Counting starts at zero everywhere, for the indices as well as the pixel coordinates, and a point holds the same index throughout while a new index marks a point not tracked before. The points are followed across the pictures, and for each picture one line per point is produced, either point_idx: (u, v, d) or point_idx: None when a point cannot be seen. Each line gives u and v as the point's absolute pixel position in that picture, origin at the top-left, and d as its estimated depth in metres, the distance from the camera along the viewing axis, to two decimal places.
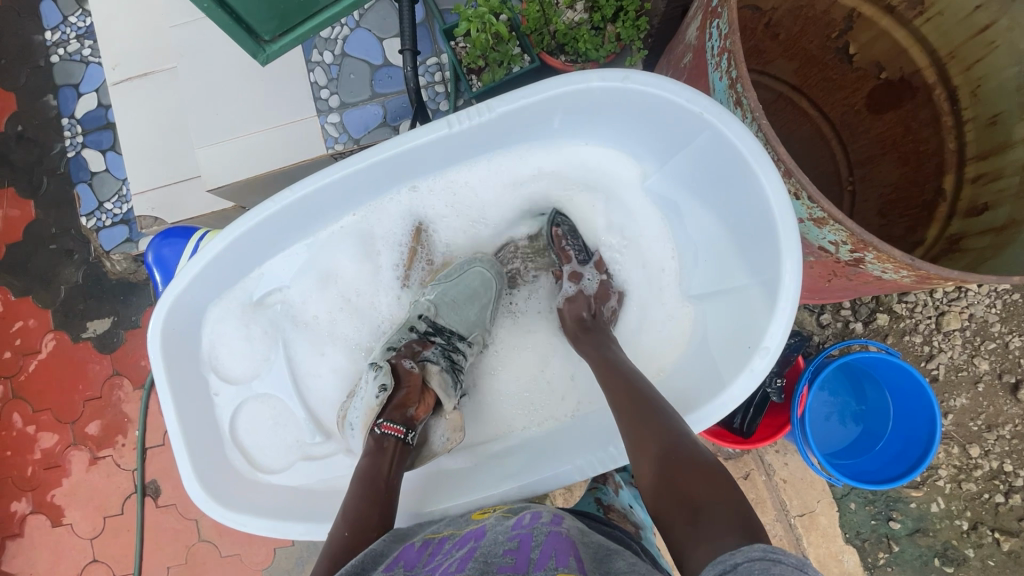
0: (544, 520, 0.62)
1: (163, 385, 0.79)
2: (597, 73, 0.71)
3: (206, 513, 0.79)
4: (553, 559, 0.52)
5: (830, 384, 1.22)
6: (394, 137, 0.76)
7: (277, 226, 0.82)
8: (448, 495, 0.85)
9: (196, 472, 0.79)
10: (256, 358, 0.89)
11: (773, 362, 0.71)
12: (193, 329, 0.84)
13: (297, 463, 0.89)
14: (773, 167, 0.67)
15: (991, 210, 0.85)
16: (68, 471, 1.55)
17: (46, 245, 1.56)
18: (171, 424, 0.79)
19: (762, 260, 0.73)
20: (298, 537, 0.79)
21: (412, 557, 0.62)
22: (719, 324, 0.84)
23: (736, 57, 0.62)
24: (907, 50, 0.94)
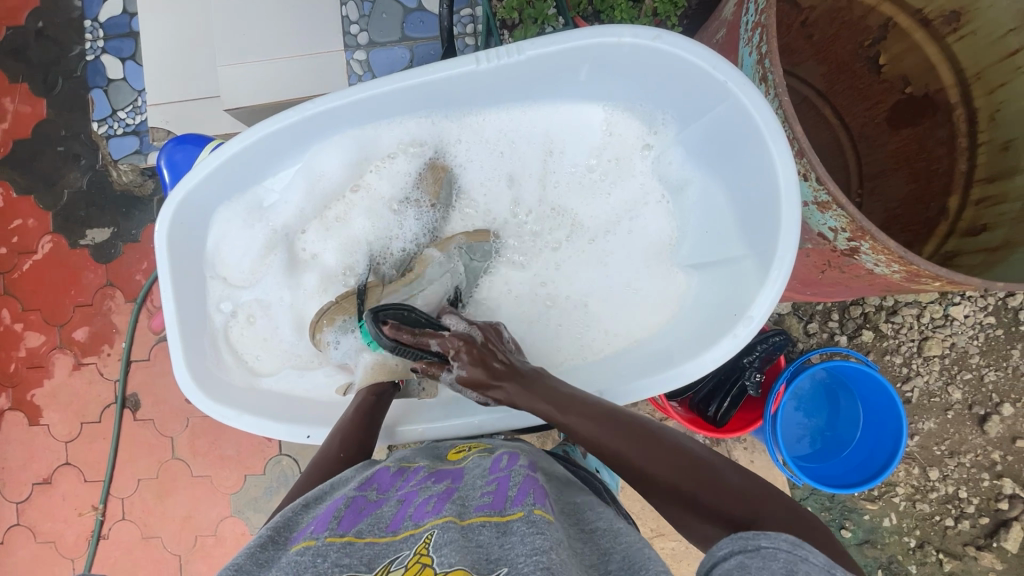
0: (520, 463, 0.64)
1: (165, 275, 0.80)
2: (631, 29, 0.70)
3: (188, 397, 0.82)
4: (531, 497, 0.54)
5: (807, 406, 1.25)
6: (423, 66, 0.74)
7: (289, 140, 0.80)
8: (421, 420, 0.86)
9: (188, 364, 0.81)
10: (255, 265, 0.89)
11: (754, 332, 0.72)
12: (198, 227, 0.84)
13: (287, 371, 0.93)
14: (786, 142, 0.66)
15: (989, 230, 0.87)
16: (51, 373, 1.57)
17: (53, 146, 1.55)
18: (169, 311, 0.81)
19: (761, 234, 0.73)
20: (278, 436, 0.83)
21: (385, 482, 0.65)
22: (709, 294, 0.83)
23: (769, 32, 0.62)
24: (935, 67, 0.95)
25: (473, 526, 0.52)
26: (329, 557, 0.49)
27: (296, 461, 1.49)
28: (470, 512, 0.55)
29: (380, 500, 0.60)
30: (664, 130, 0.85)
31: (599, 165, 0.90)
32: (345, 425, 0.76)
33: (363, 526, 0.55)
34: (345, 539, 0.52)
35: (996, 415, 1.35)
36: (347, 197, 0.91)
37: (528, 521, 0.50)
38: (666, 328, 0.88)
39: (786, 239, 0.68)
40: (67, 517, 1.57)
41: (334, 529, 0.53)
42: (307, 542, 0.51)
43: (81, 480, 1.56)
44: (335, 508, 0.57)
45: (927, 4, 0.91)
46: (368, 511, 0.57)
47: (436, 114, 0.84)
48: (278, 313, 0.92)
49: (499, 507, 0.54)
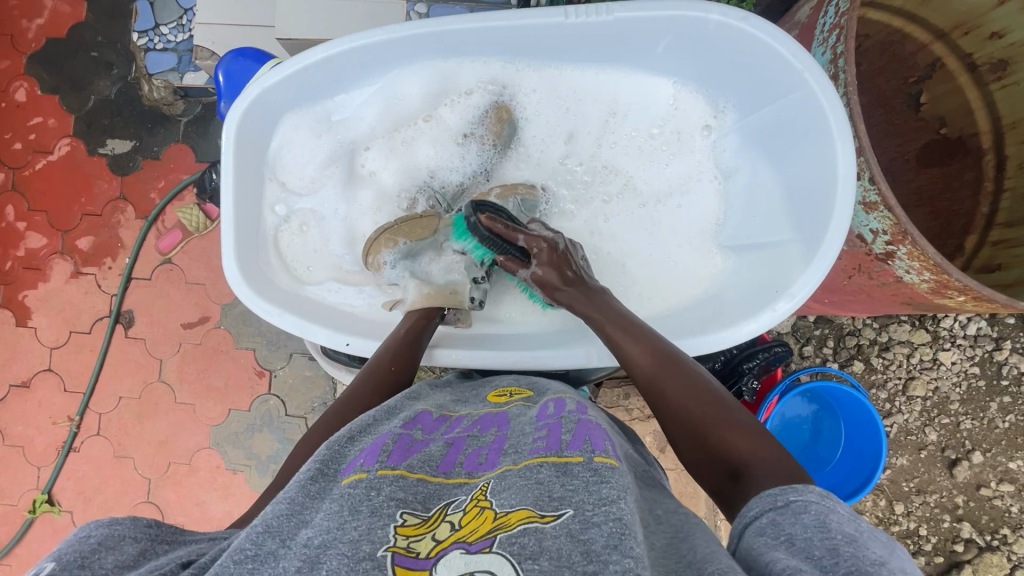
0: (569, 410, 0.64)
1: (228, 167, 0.82)
2: (719, 7, 0.72)
3: (233, 289, 0.82)
4: (590, 444, 0.55)
5: (777, 439, 1.26)
6: (513, 10, 0.76)
7: (368, 57, 0.81)
8: (454, 346, 0.86)
9: (237, 257, 0.82)
10: (314, 174, 0.91)
11: (795, 309, 0.73)
12: (267, 129, 0.85)
13: (329, 283, 0.92)
14: (850, 131, 0.69)
15: (1004, 269, 0.93)
16: (47, 277, 1.54)
17: (87, 50, 1.52)
18: (227, 203, 0.82)
19: (809, 218, 0.75)
20: (318, 339, 0.82)
21: (430, 423, 0.65)
22: (749, 275, 0.84)
23: (847, 32, 0.67)
24: (973, 112, 0.99)
25: (532, 466, 0.53)
26: (382, 490, 0.51)
27: (284, 403, 1.49)
28: (525, 455, 0.56)
29: (427, 439, 0.61)
30: (731, 112, 0.87)
31: (663, 141, 0.92)
32: (393, 344, 0.77)
33: (414, 461, 0.56)
34: (397, 473, 0.53)
35: (966, 461, 1.40)
36: (416, 124, 0.92)
37: (591, 468, 0.52)
38: (701, 302, 0.87)
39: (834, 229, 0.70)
40: (40, 424, 1.54)
41: (385, 463, 0.55)
42: (360, 475, 0.53)
43: (60, 389, 1.54)
44: (383, 442, 0.58)
45: (978, 50, 0.95)
46: (416, 448, 0.59)
47: (516, 62, 0.86)
48: (330, 226, 0.93)
49: (557, 449, 0.55)
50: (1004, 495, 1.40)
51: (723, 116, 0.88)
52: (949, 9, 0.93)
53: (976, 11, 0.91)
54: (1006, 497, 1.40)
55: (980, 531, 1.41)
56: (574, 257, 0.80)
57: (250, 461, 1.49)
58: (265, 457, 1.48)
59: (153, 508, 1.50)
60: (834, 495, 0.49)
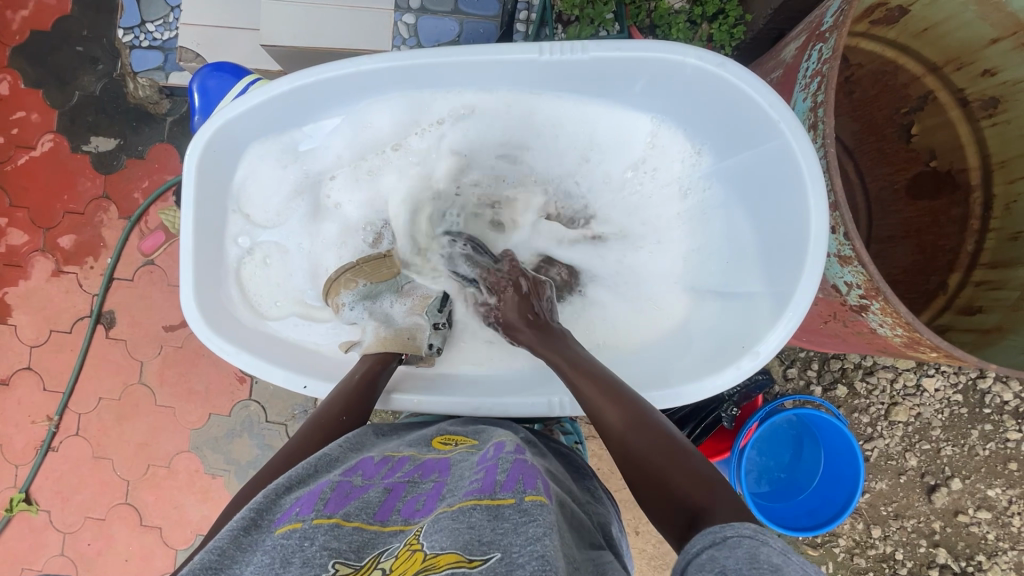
0: (509, 450, 0.64)
1: (188, 197, 0.79)
2: (698, 52, 0.71)
3: (192, 328, 0.82)
4: (522, 483, 0.55)
5: (761, 446, 1.30)
6: (489, 46, 0.74)
7: (336, 89, 0.78)
8: (426, 390, 0.87)
9: (196, 294, 0.82)
10: (280, 204, 0.89)
11: (759, 367, 0.76)
12: (228, 161, 0.83)
13: (292, 317, 0.93)
14: (824, 188, 0.68)
15: (984, 312, 0.91)
16: (28, 274, 1.52)
17: (72, 45, 1.49)
18: (188, 237, 0.81)
19: (781, 276, 0.75)
20: (275, 381, 0.85)
21: (371, 468, 0.64)
22: (715, 326, 0.85)
23: (829, 82, 0.65)
24: (964, 148, 0.98)
25: (465, 509, 0.52)
26: (316, 540, 0.50)
27: (264, 409, 1.48)
28: (459, 497, 0.56)
29: (366, 485, 0.61)
30: (709, 154, 0.84)
31: (637, 184, 0.90)
32: (348, 388, 0.78)
33: (351, 509, 0.56)
34: (332, 522, 0.53)
35: (945, 487, 1.40)
36: (387, 152, 0.89)
37: (520, 509, 0.51)
38: (665, 351, 0.88)
39: (801, 295, 0.71)
40: (19, 422, 1.53)
41: (320, 512, 0.54)
42: (295, 525, 0.52)
43: (40, 388, 1.52)
44: (321, 490, 0.58)
45: (970, 86, 0.93)
46: (354, 496, 0.58)
47: (491, 86, 0.81)
48: (294, 259, 0.93)
49: (490, 491, 0.55)
50: (981, 522, 1.41)
51: (700, 158, 0.85)
52: (943, 44, 0.91)
53: (970, 47, 0.88)
54: (983, 524, 1.41)
55: (955, 557, 1.42)
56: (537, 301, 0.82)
57: (229, 466, 1.48)
58: (244, 463, 1.47)
59: (131, 509, 1.50)
60: (767, 530, 0.49)
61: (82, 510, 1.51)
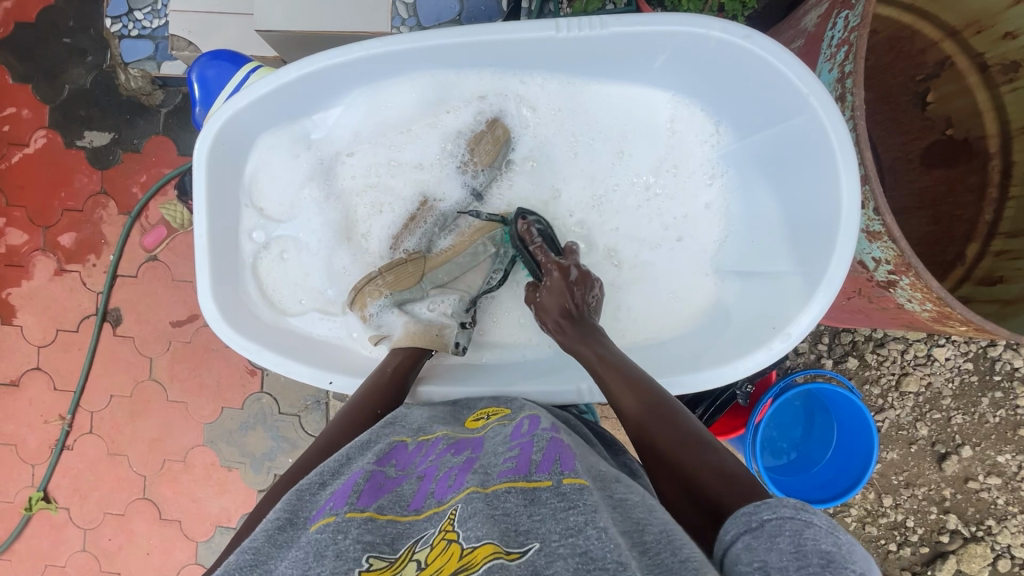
0: (542, 428, 0.63)
1: (200, 193, 0.78)
2: (722, 23, 0.69)
3: (211, 326, 0.79)
4: (558, 464, 0.53)
5: (777, 419, 1.31)
6: (502, 24, 0.73)
7: (350, 74, 0.78)
8: (453, 382, 0.85)
9: (213, 289, 0.79)
10: (295, 196, 0.88)
11: (790, 349, 0.73)
12: (239, 152, 0.81)
13: (313, 313, 0.90)
14: (855, 161, 0.67)
15: (1005, 283, 0.90)
16: (30, 274, 1.51)
17: (60, 36, 1.45)
18: (200, 232, 0.79)
19: (811, 251, 0.74)
20: (300, 378, 0.81)
21: (405, 457, 0.63)
22: (745, 305, 0.83)
23: (857, 52, 0.63)
24: (981, 115, 0.96)
25: (499, 494, 0.52)
26: (349, 533, 0.49)
27: (276, 401, 1.48)
28: (493, 479, 0.55)
29: (400, 476, 0.59)
30: (729, 131, 0.85)
31: (662, 165, 0.89)
32: (380, 381, 0.77)
33: (384, 502, 0.55)
34: (366, 516, 0.52)
35: (956, 455, 1.41)
36: (408, 132, 0.88)
37: (558, 494, 0.50)
38: (690, 334, 0.86)
39: (835, 266, 0.69)
40: (32, 422, 1.53)
41: (354, 505, 0.53)
42: (329, 519, 0.51)
43: (50, 388, 1.52)
44: (355, 480, 0.56)
45: (990, 51, 0.91)
46: (387, 489, 0.57)
47: (527, 72, 0.82)
48: (310, 253, 0.90)
49: (525, 473, 0.54)
50: (991, 488, 1.42)
51: (716, 134, 0.86)
52: (962, 7, 0.89)
53: (991, 10, 0.86)
54: (993, 490, 1.43)
55: (966, 522, 1.43)
56: (583, 296, 0.76)
57: (245, 458, 1.49)
58: (259, 455, 1.48)
59: (150, 504, 1.51)
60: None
61: (101, 506, 1.52)
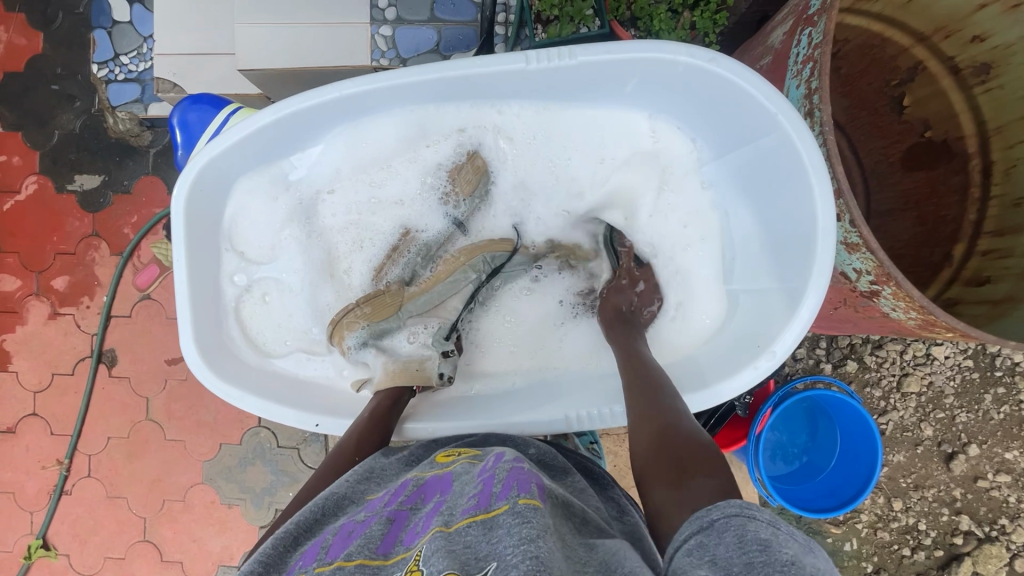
0: (506, 459, 0.61)
1: (179, 239, 0.79)
2: (686, 47, 0.71)
3: (193, 374, 0.81)
4: (514, 488, 0.52)
5: (782, 424, 1.29)
6: (471, 58, 0.74)
7: (328, 114, 0.79)
8: (447, 416, 0.85)
9: (194, 335, 0.80)
10: (274, 236, 0.88)
11: (776, 366, 0.75)
12: (219, 196, 0.83)
13: (297, 353, 0.90)
14: (827, 177, 0.68)
15: (993, 283, 0.90)
16: (24, 319, 1.50)
17: (48, 83, 1.47)
18: (181, 278, 0.80)
19: (792, 269, 0.75)
20: (285, 422, 0.83)
21: (375, 502, 0.63)
22: (732, 322, 0.85)
23: (822, 68, 0.64)
24: (958, 116, 0.96)
25: (459, 529, 0.51)
26: None
27: (275, 434, 1.47)
28: (456, 516, 0.54)
29: (368, 518, 0.59)
30: (705, 150, 0.86)
31: None
32: (367, 419, 0.78)
33: (352, 548, 0.54)
34: (333, 566, 0.52)
35: (963, 454, 1.40)
36: (387, 167, 0.88)
37: (512, 513, 0.49)
38: (678, 357, 0.88)
39: (815, 281, 0.70)
40: (30, 469, 1.51)
41: (322, 559, 0.53)
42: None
43: (47, 433, 1.51)
44: (323, 539, 0.57)
45: (960, 54, 0.92)
46: (357, 534, 0.56)
47: (504, 101, 0.83)
48: (291, 293, 0.90)
49: (485, 504, 0.53)
50: (1001, 486, 1.41)
51: (692, 153, 0.86)
52: (929, 12, 0.90)
53: (958, 15, 0.88)
54: (1004, 488, 1.41)
55: (979, 523, 1.41)
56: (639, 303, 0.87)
57: (245, 494, 1.47)
58: (259, 490, 1.46)
59: (151, 546, 1.49)
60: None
61: (101, 551, 1.50)
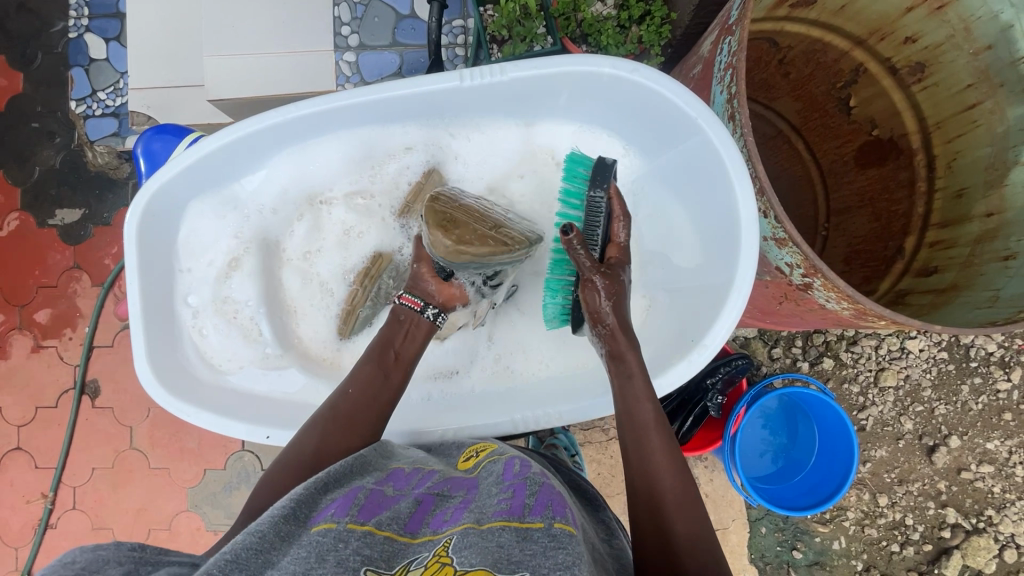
0: (534, 471, 0.61)
1: (131, 262, 0.81)
2: (611, 60, 0.75)
3: (148, 393, 0.82)
4: (551, 509, 0.52)
5: (769, 422, 1.31)
6: (411, 79, 0.78)
7: (275, 137, 0.83)
8: (414, 425, 0.90)
9: (147, 355, 0.82)
10: (227, 256, 0.90)
11: (709, 359, 0.76)
12: (170, 220, 0.85)
13: (252, 369, 0.91)
14: (747, 176, 0.71)
15: (939, 273, 0.92)
16: (7, 354, 1.52)
17: (28, 121, 1.50)
18: (132, 299, 0.81)
19: (720, 265, 0.78)
20: (237, 435, 0.83)
21: (400, 479, 0.64)
22: (673, 320, 0.86)
23: (739, 74, 0.66)
24: (901, 113, 0.99)
25: (493, 528, 0.50)
26: (349, 543, 0.49)
27: (259, 458, 1.47)
28: (488, 516, 0.53)
29: (397, 496, 0.60)
30: (642, 156, 0.89)
31: None
32: (372, 373, 0.76)
33: (383, 518, 0.54)
34: (365, 528, 0.52)
35: (944, 446, 1.40)
36: (342, 186, 0.93)
37: (549, 534, 0.49)
38: None
39: (744, 274, 0.73)
40: (15, 503, 1.51)
41: (354, 517, 0.53)
42: (329, 525, 0.51)
43: (31, 466, 1.51)
44: (355, 495, 0.57)
45: (896, 55, 0.96)
46: (384, 506, 0.57)
47: (454, 121, 0.88)
48: (245, 311, 0.91)
49: (519, 514, 0.52)
50: (985, 476, 1.41)
51: (630, 159, 0.90)
52: (863, 17, 0.93)
53: (889, 18, 0.91)
54: (987, 478, 1.41)
55: (965, 515, 1.41)
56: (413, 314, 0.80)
57: (230, 520, 1.46)
58: None
59: None
60: None
61: None
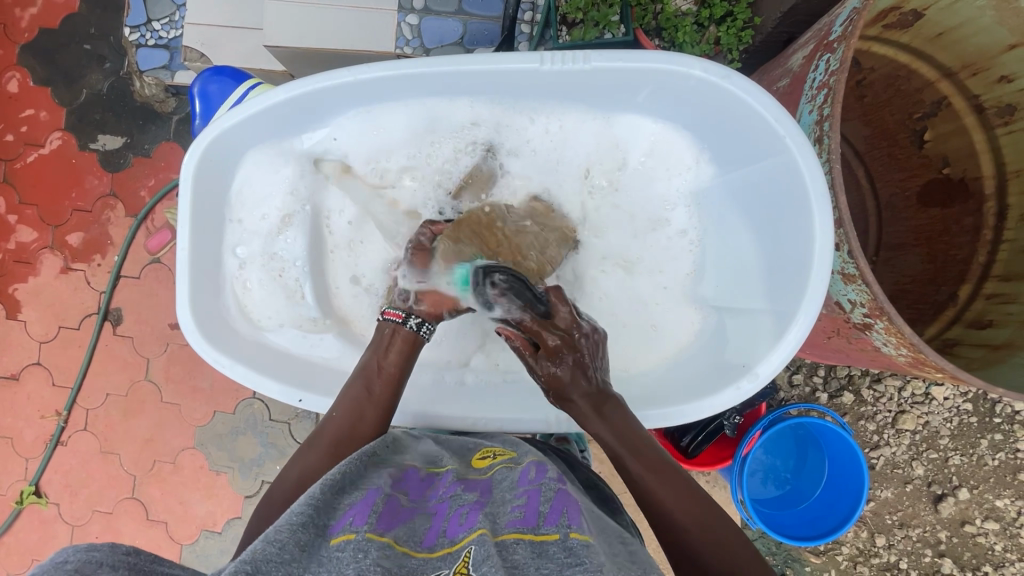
0: (549, 477, 0.61)
1: (184, 206, 0.80)
2: (701, 63, 0.73)
3: (187, 339, 0.82)
4: (566, 517, 0.52)
5: (769, 445, 1.29)
6: (491, 54, 0.76)
7: (345, 97, 0.81)
8: (441, 408, 0.90)
9: (190, 301, 0.82)
10: (279, 212, 0.89)
11: (757, 389, 0.77)
12: (227, 168, 0.84)
13: (290, 329, 0.91)
14: (829, 206, 0.70)
15: (994, 327, 0.89)
16: (37, 271, 1.54)
17: (80, 42, 1.49)
18: (182, 244, 0.81)
19: (785, 293, 0.77)
20: (270, 394, 0.84)
21: (415, 488, 0.62)
22: (723, 340, 0.86)
23: (836, 95, 0.66)
24: (978, 155, 0.95)
25: (508, 544, 0.49)
26: (369, 553, 0.47)
27: (267, 407, 1.49)
28: (503, 526, 0.52)
29: (413, 507, 0.58)
30: (712, 167, 0.87)
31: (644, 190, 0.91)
32: (364, 372, 0.78)
33: (400, 533, 0.52)
34: (384, 541, 0.50)
35: (952, 497, 1.38)
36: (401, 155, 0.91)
37: (566, 547, 0.48)
38: (664, 371, 0.89)
39: (809, 303, 0.72)
40: (30, 416, 1.55)
41: (373, 527, 0.51)
42: (348, 537, 0.49)
43: (49, 383, 1.54)
44: (372, 502, 0.55)
45: (986, 93, 0.91)
46: (403, 517, 0.55)
47: (529, 99, 0.85)
48: (290, 269, 0.91)
49: (533, 525, 0.52)
50: (988, 533, 1.39)
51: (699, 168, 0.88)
52: (959, 49, 0.88)
53: (986, 53, 0.86)
54: (991, 535, 1.39)
55: (961, 567, 1.39)
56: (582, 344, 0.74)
57: (233, 463, 1.49)
58: (248, 461, 1.49)
59: (138, 504, 1.52)
60: None
61: (90, 504, 1.53)
